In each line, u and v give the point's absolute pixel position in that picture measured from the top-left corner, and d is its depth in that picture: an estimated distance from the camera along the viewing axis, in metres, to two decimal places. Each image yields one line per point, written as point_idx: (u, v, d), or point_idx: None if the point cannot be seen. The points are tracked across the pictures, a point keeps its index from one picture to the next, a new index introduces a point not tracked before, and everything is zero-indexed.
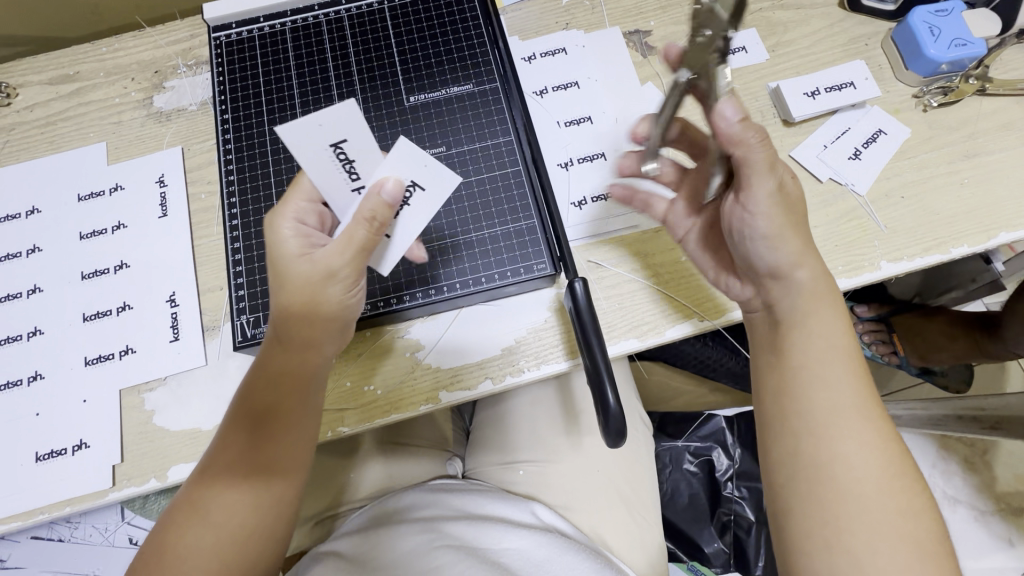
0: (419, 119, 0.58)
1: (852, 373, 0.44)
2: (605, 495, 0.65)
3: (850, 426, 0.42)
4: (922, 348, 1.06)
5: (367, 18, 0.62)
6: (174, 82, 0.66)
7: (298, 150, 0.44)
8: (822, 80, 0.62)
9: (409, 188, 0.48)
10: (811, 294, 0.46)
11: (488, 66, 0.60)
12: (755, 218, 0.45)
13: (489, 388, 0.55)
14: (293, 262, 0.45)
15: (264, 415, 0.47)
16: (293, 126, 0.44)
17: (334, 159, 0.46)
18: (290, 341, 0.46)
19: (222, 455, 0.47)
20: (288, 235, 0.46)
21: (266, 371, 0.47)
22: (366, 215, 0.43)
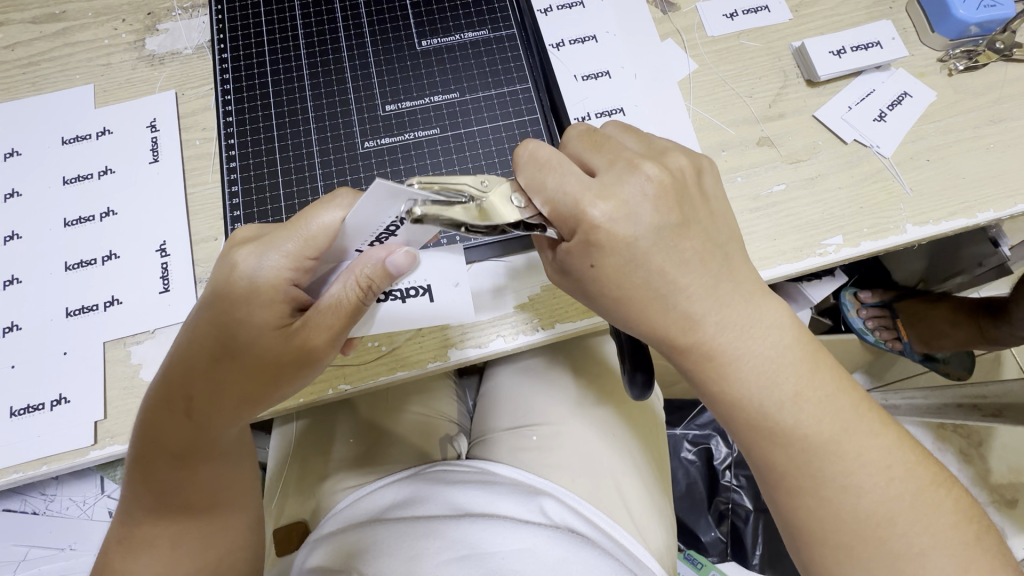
0: (432, 63, 0.55)
1: (782, 408, 0.40)
2: (614, 465, 0.61)
3: (850, 447, 0.40)
4: (925, 334, 1.05)
5: None
6: (169, 25, 0.63)
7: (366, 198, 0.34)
8: (847, 39, 0.60)
9: (417, 287, 0.45)
10: (728, 322, 0.40)
11: (502, 12, 0.57)
12: (619, 247, 0.38)
13: (501, 347, 0.52)
14: (251, 331, 0.38)
15: (186, 483, 0.45)
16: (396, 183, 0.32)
17: (383, 225, 0.36)
18: (195, 411, 0.42)
19: (146, 521, 0.45)
20: (261, 298, 0.38)
21: (171, 441, 0.43)
22: (361, 283, 0.38)
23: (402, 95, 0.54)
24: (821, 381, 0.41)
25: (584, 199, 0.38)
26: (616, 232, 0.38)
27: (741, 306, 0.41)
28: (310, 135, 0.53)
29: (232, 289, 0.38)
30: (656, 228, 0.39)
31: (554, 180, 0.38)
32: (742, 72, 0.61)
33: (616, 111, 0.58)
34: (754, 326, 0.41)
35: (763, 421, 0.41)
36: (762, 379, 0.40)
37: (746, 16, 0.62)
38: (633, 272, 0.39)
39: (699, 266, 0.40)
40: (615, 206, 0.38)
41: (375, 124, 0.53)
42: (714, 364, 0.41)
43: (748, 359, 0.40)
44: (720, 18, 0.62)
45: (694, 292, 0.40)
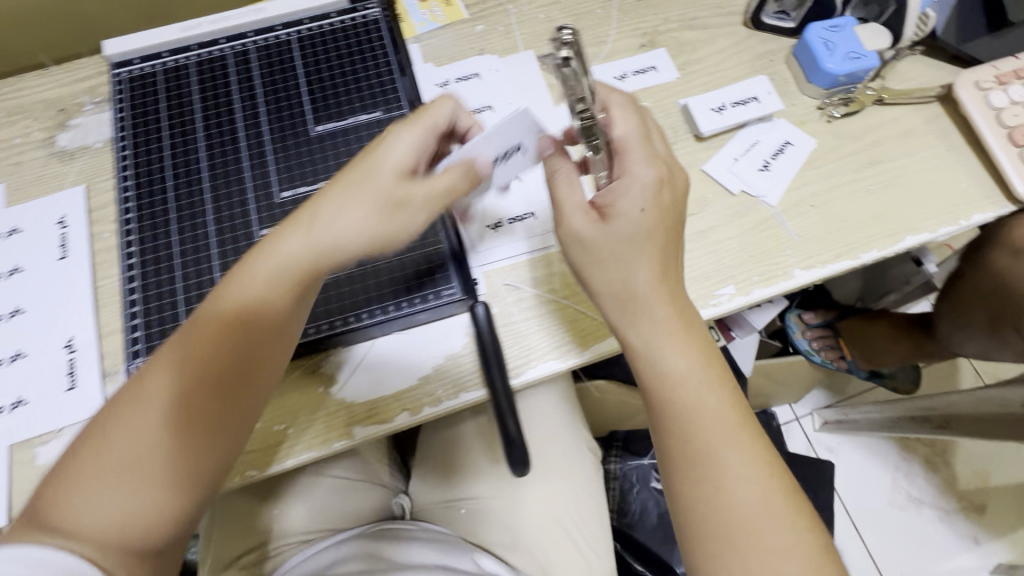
0: (326, 148, 0.56)
1: (694, 390, 0.44)
2: (548, 533, 0.65)
3: (732, 439, 0.43)
4: (867, 350, 1.08)
5: (275, 49, 0.61)
6: (81, 120, 0.65)
7: (501, 127, 0.41)
8: (727, 95, 0.63)
9: (511, 149, 0.45)
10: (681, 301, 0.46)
11: (396, 92, 0.59)
12: (648, 203, 0.45)
13: (408, 420, 0.52)
14: (341, 219, 0.42)
15: (222, 386, 0.41)
16: (527, 120, 0.40)
17: (507, 151, 0.45)
18: (291, 263, 0.42)
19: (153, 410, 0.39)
20: (394, 154, 0.43)
21: (244, 326, 0.42)
22: (464, 171, 0.43)
23: (298, 180, 0.55)
24: (719, 385, 0.44)
25: (646, 161, 0.46)
26: (670, 188, 0.46)
27: (682, 294, 0.46)
28: (207, 225, 0.54)
29: (375, 153, 0.44)
30: (680, 202, 0.47)
31: (635, 132, 0.47)
32: None
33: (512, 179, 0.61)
34: (692, 327, 0.45)
35: (669, 403, 0.44)
36: (687, 363, 0.44)
37: (635, 77, 0.66)
38: (658, 222, 0.45)
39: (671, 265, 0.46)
40: (661, 174, 0.46)
41: (270, 211, 0.54)
42: (659, 334, 0.44)
43: (680, 350, 0.44)
44: (610, 81, 0.65)
45: (659, 286, 0.45)
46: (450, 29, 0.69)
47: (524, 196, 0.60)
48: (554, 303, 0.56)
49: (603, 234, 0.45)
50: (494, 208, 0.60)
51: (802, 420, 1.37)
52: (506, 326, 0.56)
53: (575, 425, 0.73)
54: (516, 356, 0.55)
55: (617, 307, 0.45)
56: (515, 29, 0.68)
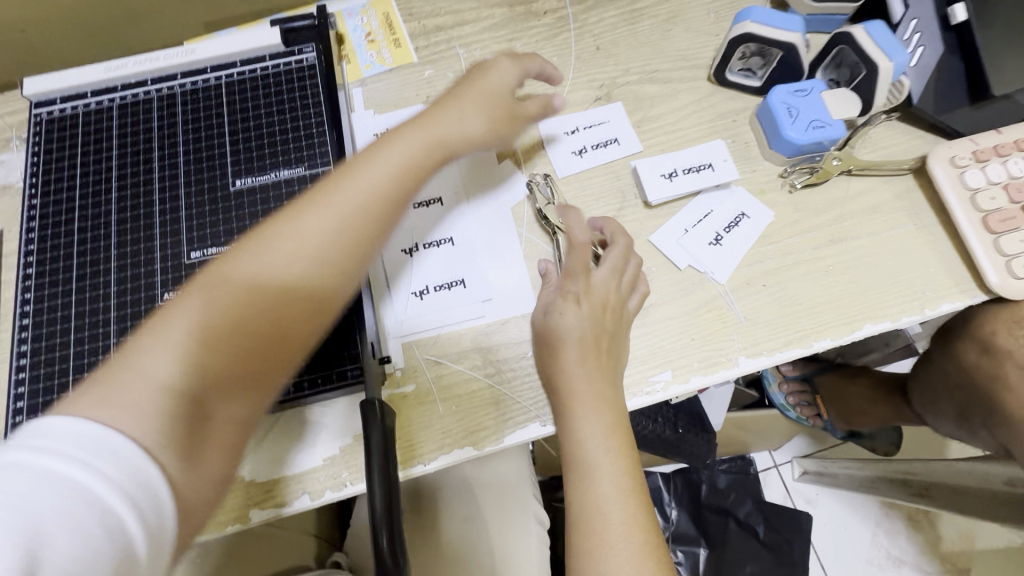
0: (242, 205, 0.53)
1: (597, 465, 0.47)
2: None
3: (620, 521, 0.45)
4: (844, 410, 1.02)
5: (202, 94, 0.58)
6: (5, 156, 0.62)
7: (596, 109, 0.63)
8: (680, 160, 0.59)
9: (608, 140, 0.61)
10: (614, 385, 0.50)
11: (323, 146, 0.55)
12: (589, 307, 0.50)
13: (307, 504, 0.49)
14: (461, 119, 0.50)
15: (297, 301, 0.38)
16: (618, 114, 0.62)
17: (596, 123, 0.62)
18: (408, 167, 0.45)
19: (279, 283, 0.37)
20: (491, 86, 0.53)
21: (359, 224, 0.41)
22: (539, 105, 0.57)
23: (210, 241, 0.52)
24: (626, 463, 0.47)
25: (597, 272, 0.52)
26: (610, 295, 0.52)
27: (610, 378, 0.50)
28: (110, 286, 0.51)
29: (485, 74, 0.54)
30: (622, 305, 0.52)
31: (609, 257, 0.53)
32: (581, 192, 0.59)
33: (444, 241, 0.57)
34: (612, 412, 0.49)
35: (574, 477, 0.47)
36: (598, 433, 0.48)
37: (593, 150, 0.61)
38: (599, 320, 0.50)
39: (599, 362, 0.49)
40: (605, 284, 0.52)
41: (176, 274, 0.51)
42: (574, 402, 0.49)
43: (593, 432, 0.48)
44: (568, 155, 0.60)
45: (587, 377, 0.49)
46: (396, 73, 0.65)
47: (456, 260, 0.56)
48: (472, 381, 0.53)
49: (545, 331, 0.51)
50: (422, 273, 0.56)
51: (781, 467, 1.31)
52: (418, 404, 0.52)
53: (524, 496, 0.71)
54: (429, 439, 0.51)
55: (552, 384, 0.50)
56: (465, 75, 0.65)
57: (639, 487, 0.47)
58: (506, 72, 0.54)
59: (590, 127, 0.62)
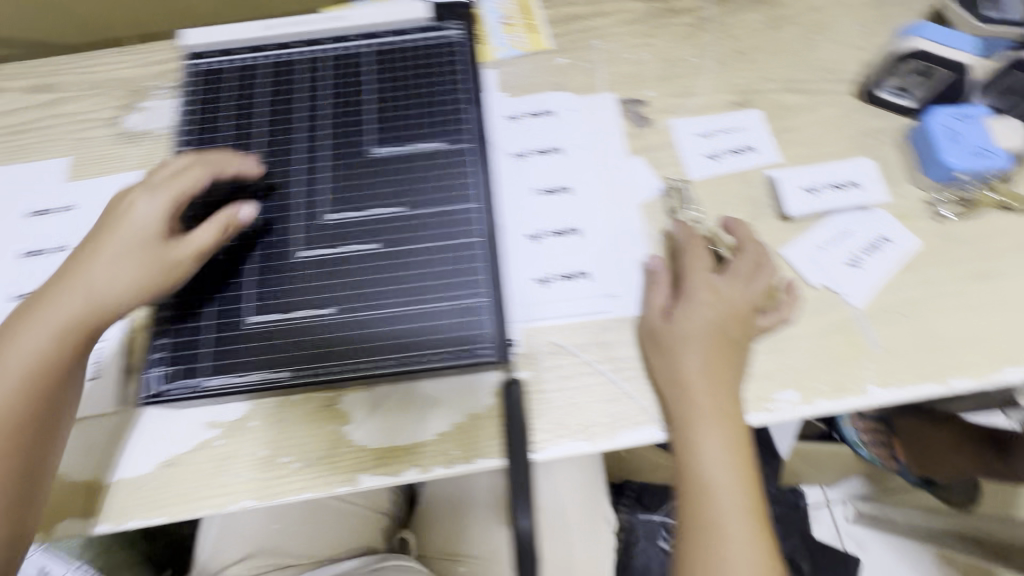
0: (381, 172, 0.54)
1: (717, 480, 0.46)
2: None
3: (737, 544, 0.44)
4: (919, 456, 0.96)
5: (347, 60, 0.59)
6: (149, 103, 0.65)
7: (732, 115, 0.61)
8: (822, 176, 0.57)
9: (742, 147, 0.60)
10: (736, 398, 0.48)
11: (464, 123, 0.55)
12: (712, 314, 0.49)
13: (415, 477, 0.49)
14: (135, 213, 0.46)
15: (37, 432, 0.42)
16: (755, 125, 0.61)
17: (731, 129, 0.60)
18: (28, 315, 0.44)
19: (19, 381, 0.42)
20: (148, 221, 0.46)
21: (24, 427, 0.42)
22: (223, 220, 0.47)
23: (349, 204, 0.53)
24: (744, 482, 0.46)
25: (720, 280, 0.51)
26: (735, 303, 0.50)
27: (733, 389, 0.48)
28: (249, 237, 0.52)
29: (125, 217, 0.46)
30: (749, 313, 0.50)
31: (738, 264, 0.52)
32: (711, 197, 0.58)
33: (570, 232, 0.56)
34: (735, 420, 0.48)
35: (688, 479, 0.47)
36: (718, 448, 0.47)
37: (728, 156, 0.59)
38: (722, 328, 0.49)
39: (723, 371, 0.48)
40: (728, 292, 0.50)
41: (314, 233, 0.52)
42: (693, 413, 0.47)
43: (716, 439, 0.47)
44: (701, 159, 0.59)
45: (708, 387, 0.48)
46: (529, 58, 0.65)
47: (581, 251, 0.56)
48: (587, 375, 0.52)
49: (664, 330, 0.50)
50: (547, 260, 0.55)
51: (833, 506, 1.19)
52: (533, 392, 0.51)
53: (595, 496, 0.70)
54: (542, 429, 0.50)
55: (670, 392, 0.49)
56: (598, 67, 0.64)
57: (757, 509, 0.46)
58: (149, 212, 0.46)
59: (722, 132, 0.60)
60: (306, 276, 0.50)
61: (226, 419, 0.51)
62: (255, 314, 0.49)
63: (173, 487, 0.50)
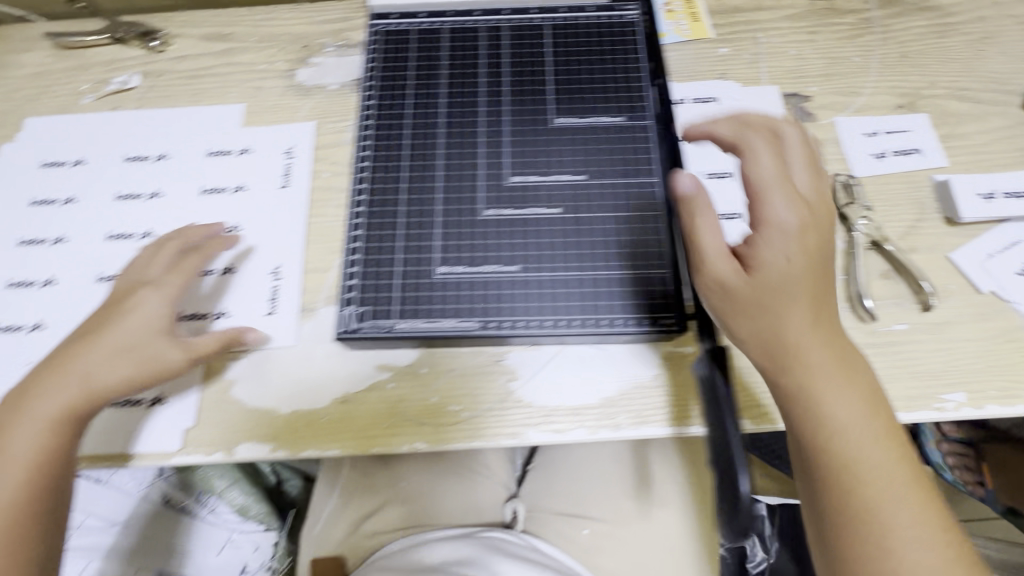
0: (563, 142, 0.55)
1: (859, 448, 0.39)
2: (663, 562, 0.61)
3: (893, 507, 0.38)
4: (1010, 485, 0.94)
5: (527, 32, 0.60)
6: (321, 59, 0.67)
7: (898, 117, 0.61)
8: (996, 184, 0.57)
9: (909, 149, 0.60)
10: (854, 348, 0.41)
11: (641, 102, 0.57)
12: (790, 243, 0.41)
13: (581, 437, 0.50)
14: (144, 309, 0.48)
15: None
16: (922, 128, 0.61)
17: (896, 132, 0.61)
18: (54, 369, 0.46)
19: (41, 428, 0.44)
20: (153, 316, 0.48)
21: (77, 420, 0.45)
22: (227, 334, 0.50)
23: (531, 168, 0.54)
24: (885, 444, 0.39)
25: (789, 200, 0.42)
26: (809, 228, 0.42)
27: (849, 345, 0.41)
28: (436, 192, 0.54)
29: (128, 306, 0.48)
30: (823, 229, 0.43)
31: (802, 172, 0.44)
32: (877, 196, 0.58)
33: (735, 217, 0.57)
34: (844, 364, 0.40)
35: (829, 464, 0.39)
36: (845, 414, 0.39)
37: (895, 157, 0.59)
38: (818, 270, 0.41)
39: (826, 318, 0.41)
40: (806, 218, 0.42)
41: (498, 194, 0.54)
42: (809, 384, 0.40)
43: (846, 399, 0.39)
44: (867, 158, 0.59)
45: (817, 340, 0.40)
46: (692, 45, 0.66)
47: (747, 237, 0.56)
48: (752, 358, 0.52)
49: (753, 282, 0.41)
50: None
51: None
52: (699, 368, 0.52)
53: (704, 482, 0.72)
54: None
55: (766, 359, 0.41)
56: (762, 59, 0.65)
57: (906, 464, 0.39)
58: (158, 305, 0.49)
59: (887, 133, 0.61)
60: (491, 234, 0.52)
61: (396, 363, 0.53)
62: (442, 267, 0.51)
63: (347, 423, 0.52)
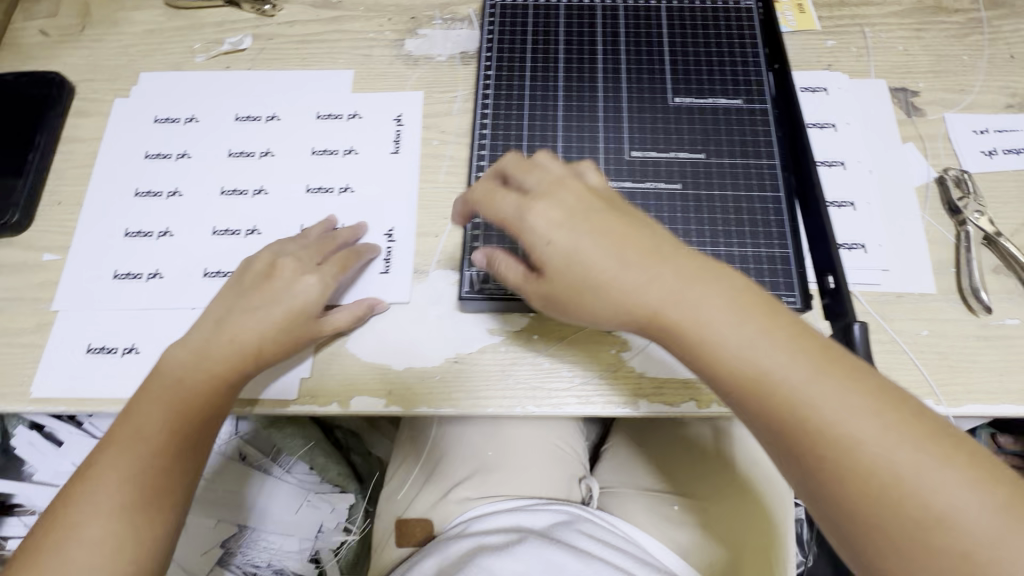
0: (681, 120, 0.56)
1: (757, 377, 0.36)
2: (753, 541, 0.62)
3: (858, 426, 0.33)
4: None
5: (643, 12, 0.61)
6: (429, 31, 0.68)
7: (1010, 116, 0.61)
8: None
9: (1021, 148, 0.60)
10: (687, 275, 0.39)
11: (759, 85, 0.57)
12: (553, 228, 0.41)
13: (693, 410, 0.51)
14: (297, 289, 0.51)
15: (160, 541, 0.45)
16: None
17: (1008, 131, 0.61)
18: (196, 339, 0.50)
19: (175, 393, 0.48)
20: (305, 297, 0.51)
21: (167, 435, 0.47)
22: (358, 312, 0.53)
23: (651, 144, 0.55)
24: (783, 346, 0.36)
25: (524, 203, 0.42)
26: (556, 193, 0.42)
27: (689, 265, 0.39)
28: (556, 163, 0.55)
29: (285, 283, 0.51)
30: (586, 205, 0.42)
31: (510, 165, 0.46)
32: (988, 192, 0.58)
33: (846, 205, 0.58)
34: (695, 277, 0.38)
35: (770, 400, 0.35)
36: (738, 338, 0.36)
37: (1006, 155, 0.59)
38: (579, 236, 0.40)
39: (636, 250, 0.39)
40: (551, 203, 0.41)
41: (618, 167, 0.54)
42: (704, 340, 0.37)
43: (704, 304, 0.37)
44: (978, 154, 0.60)
45: (643, 271, 0.39)
46: (798, 36, 0.66)
47: (857, 225, 0.57)
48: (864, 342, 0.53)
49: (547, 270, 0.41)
50: None
51: None
52: None
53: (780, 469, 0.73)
54: None
55: (652, 328, 0.39)
56: (869, 53, 0.65)
57: (839, 368, 0.35)
58: (310, 289, 0.51)
59: (999, 131, 0.61)
60: None
61: (509, 326, 0.54)
62: None
63: (460, 382, 0.52)
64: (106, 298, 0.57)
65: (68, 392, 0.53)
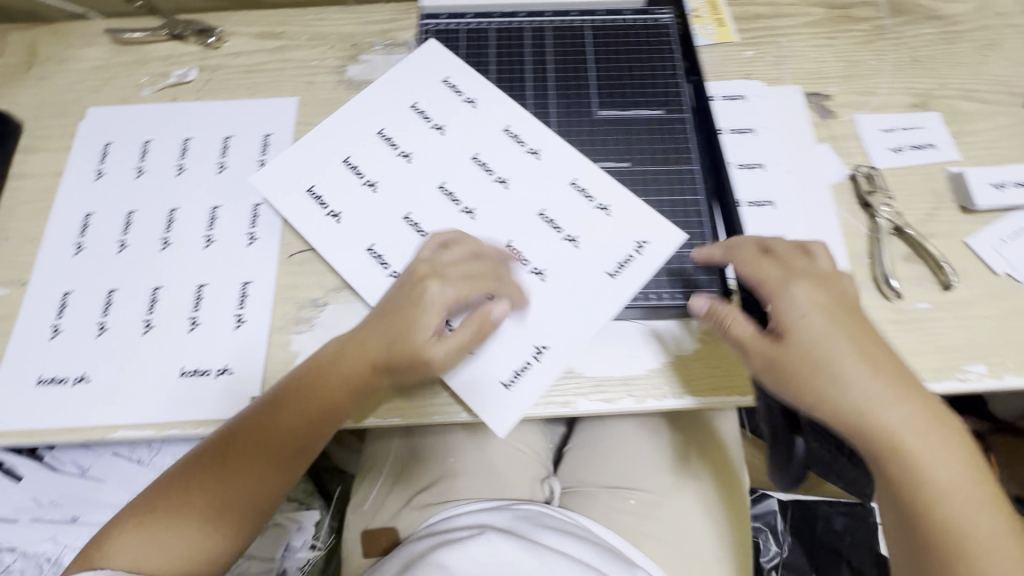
0: (606, 134, 0.61)
1: (953, 489, 0.44)
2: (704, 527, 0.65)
3: (986, 524, 0.44)
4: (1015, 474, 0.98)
5: (568, 31, 0.65)
6: (370, 57, 0.71)
7: (914, 115, 0.66)
8: (1007, 174, 0.61)
9: (925, 145, 0.64)
10: (923, 420, 0.44)
11: (678, 96, 0.62)
12: (810, 320, 0.46)
13: (630, 405, 0.53)
14: (434, 295, 0.50)
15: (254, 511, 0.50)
16: (937, 125, 0.65)
17: (913, 128, 0.65)
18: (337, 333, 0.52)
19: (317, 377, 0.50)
20: (437, 319, 0.50)
21: (285, 425, 0.50)
22: (479, 323, 0.50)
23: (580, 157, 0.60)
24: (960, 467, 0.44)
25: (791, 284, 0.47)
26: (818, 288, 0.47)
27: (918, 403, 0.45)
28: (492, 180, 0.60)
29: (420, 303, 0.50)
30: (800, 276, 0.48)
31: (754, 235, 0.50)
32: (897, 186, 0.62)
33: (765, 203, 0.61)
34: (909, 396, 0.44)
35: (930, 523, 0.44)
36: (950, 471, 0.44)
37: (912, 151, 0.64)
38: (822, 342, 0.45)
39: (886, 371, 0.45)
40: (812, 286, 0.47)
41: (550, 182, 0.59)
42: (911, 460, 0.44)
43: (887, 410, 0.44)
44: (886, 151, 0.64)
45: (892, 398, 0.44)
46: (719, 48, 0.70)
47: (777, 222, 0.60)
48: None
49: (786, 354, 0.46)
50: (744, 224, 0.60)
51: None
52: None
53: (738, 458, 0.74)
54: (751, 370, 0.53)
55: (870, 447, 0.45)
56: (784, 61, 0.69)
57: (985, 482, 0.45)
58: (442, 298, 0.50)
59: (905, 130, 0.65)
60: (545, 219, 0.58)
61: None
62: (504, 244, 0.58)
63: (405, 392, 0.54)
64: (56, 329, 0.58)
65: (21, 423, 0.54)
